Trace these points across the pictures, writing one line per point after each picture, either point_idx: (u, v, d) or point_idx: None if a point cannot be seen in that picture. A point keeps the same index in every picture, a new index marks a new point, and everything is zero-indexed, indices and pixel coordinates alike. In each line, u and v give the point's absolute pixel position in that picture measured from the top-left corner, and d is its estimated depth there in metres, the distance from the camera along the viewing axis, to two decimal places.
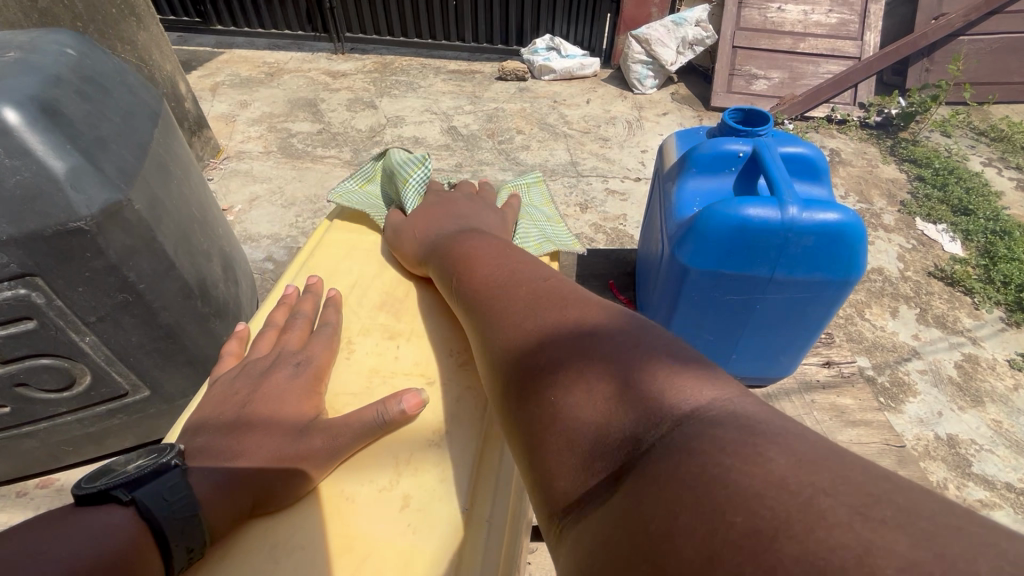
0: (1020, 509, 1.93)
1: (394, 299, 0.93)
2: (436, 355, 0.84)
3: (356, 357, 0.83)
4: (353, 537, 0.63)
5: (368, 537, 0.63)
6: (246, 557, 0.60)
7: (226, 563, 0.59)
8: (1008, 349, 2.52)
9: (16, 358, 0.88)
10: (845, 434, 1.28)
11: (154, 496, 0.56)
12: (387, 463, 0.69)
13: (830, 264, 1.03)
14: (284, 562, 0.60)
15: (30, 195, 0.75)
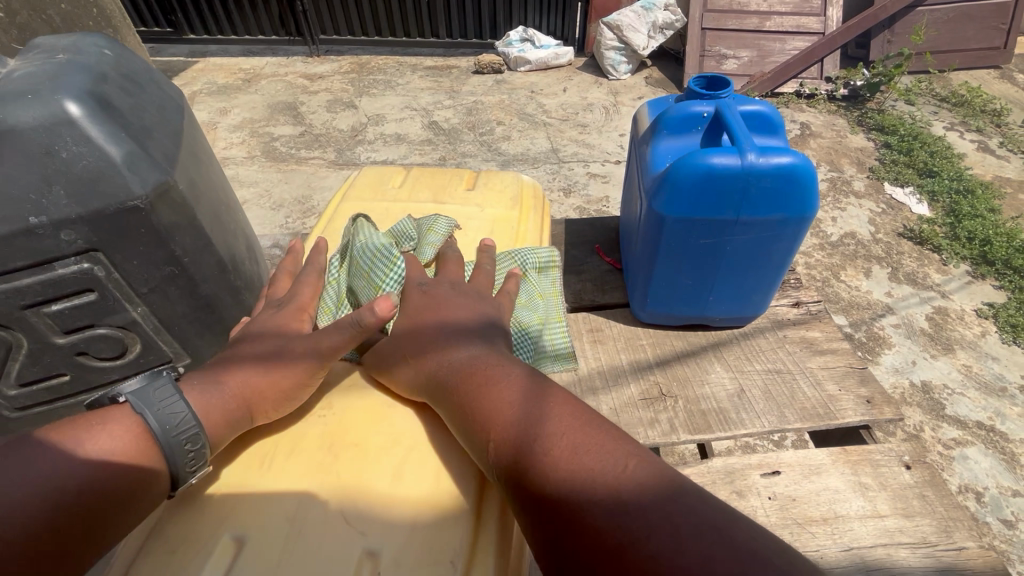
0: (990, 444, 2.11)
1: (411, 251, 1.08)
2: None
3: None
4: (396, 433, 0.79)
5: (407, 432, 0.79)
6: (312, 451, 0.77)
7: (295, 455, 0.76)
8: (975, 300, 2.70)
9: (78, 327, 1.02)
10: (816, 361, 1.42)
11: (141, 398, 0.70)
12: None
13: (787, 203, 1.17)
14: (344, 454, 0.76)
15: (92, 177, 0.87)
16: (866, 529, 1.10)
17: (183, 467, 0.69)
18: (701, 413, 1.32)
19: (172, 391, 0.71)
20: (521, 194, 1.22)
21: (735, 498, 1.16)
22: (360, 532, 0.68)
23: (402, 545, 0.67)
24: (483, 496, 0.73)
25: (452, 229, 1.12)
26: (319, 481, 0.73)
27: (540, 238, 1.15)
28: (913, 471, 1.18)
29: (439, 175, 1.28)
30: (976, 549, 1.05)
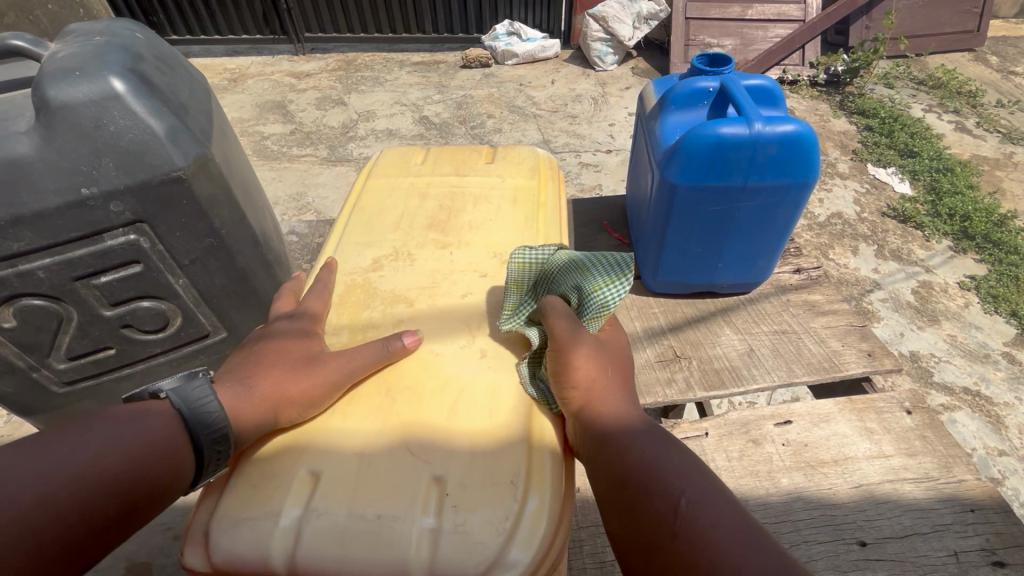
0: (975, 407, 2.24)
1: (439, 221, 1.13)
2: (484, 257, 1.05)
3: (418, 262, 1.04)
4: (446, 379, 0.84)
5: (457, 377, 0.84)
6: (368, 398, 0.82)
7: (356, 403, 0.81)
8: (958, 273, 2.83)
9: (126, 299, 1.08)
10: (818, 321, 1.50)
11: (180, 397, 0.74)
12: (460, 329, 0.92)
13: (791, 168, 1.25)
14: (400, 399, 0.81)
15: (138, 149, 0.92)
16: (874, 467, 1.18)
17: (212, 461, 0.73)
18: (714, 371, 1.40)
19: (210, 392, 0.75)
20: (538, 165, 1.26)
21: (751, 446, 1.23)
22: (425, 461, 0.74)
23: (465, 470, 0.73)
24: (535, 430, 0.78)
25: (476, 198, 1.17)
26: (380, 421, 0.79)
27: (559, 202, 1.20)
28: (914, 415, 1.27)
29: (459, 150, 1.33)
30: (974, 480, 1.15)
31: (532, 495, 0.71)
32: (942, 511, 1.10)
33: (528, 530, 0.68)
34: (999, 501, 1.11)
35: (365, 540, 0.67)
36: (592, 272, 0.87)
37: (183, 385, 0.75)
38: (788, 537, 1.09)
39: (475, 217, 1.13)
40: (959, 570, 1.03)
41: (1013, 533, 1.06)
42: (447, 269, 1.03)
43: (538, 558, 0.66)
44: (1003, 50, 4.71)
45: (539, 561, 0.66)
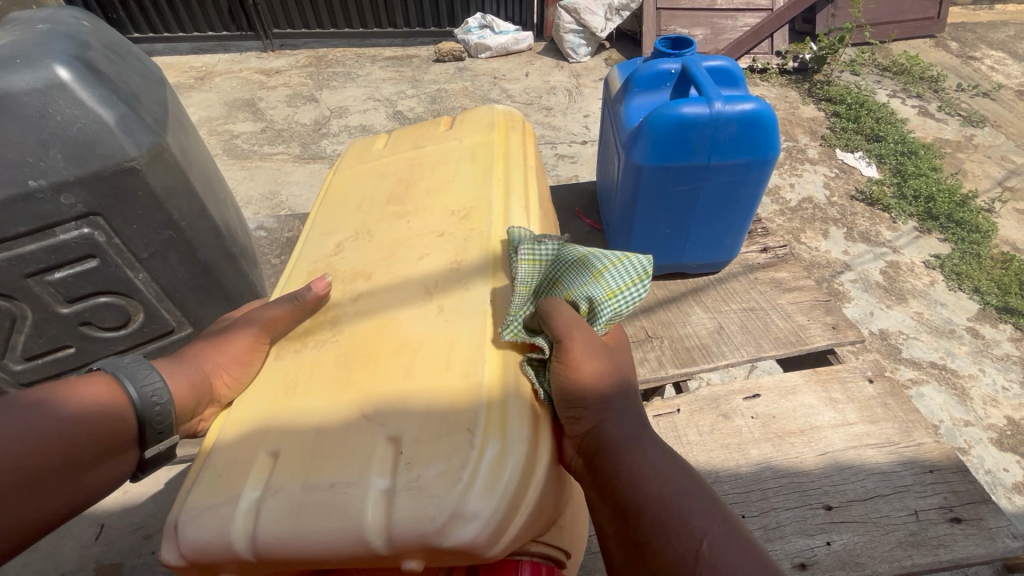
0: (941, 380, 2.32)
1: (398, 194, 1.12)
2: (440, 218, 1.04)
3: (376, 236, 1.04)
4: (404, 340, 0.84)
5: (414, 337, 0.84)
6: (324, 372, 0.83)
7: (313, 378, 0.82)
8: (924, 253, 2.91)
9: (83, 295, 1.05)
10: (785, 298, 1.53)
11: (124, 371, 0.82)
12: (418, 288, 0.91)
13: (752, 147, 1.28)
14: (358, 367, 0.82)
15: (89, 139, 0.89)
16: (837, 435, 1.22)
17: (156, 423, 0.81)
18: (685, 349, 1.42)
19: (145, 364, 0.84)
20: (498, 121, 1.26)
21: (720, 420, 1.26)
22: (382, 425, 0.74)
23: (422, 426, 0.73)
24: (493, 378, 0.77)
25: (435, 165, 1.17)
26: (338, 392, 0.79)
27: (530, 155, 1.24)
28: (875, 384, 1.31)
29: (419, 126, 1.33)
30: (932, 443, 1.19)
31: (491, 442, 0.70)
32: (902, 473, 1.14)
33: (490, 487, 0.67)
34: (956, 461, 1.16)
35: (321, 511, 0.67)
36: (610, 277, 0.82)
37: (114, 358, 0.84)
38: (757, 505, 1.12)
39: (433, 183, 1.12)
40: (918, 528, 1.07)
41: (969, 490, 1.11)
42: (404, 237, 1.02)
43: (504, 514, 0.65)
44: (962, 36, 4.85)
45: (502, 509, 0.65)
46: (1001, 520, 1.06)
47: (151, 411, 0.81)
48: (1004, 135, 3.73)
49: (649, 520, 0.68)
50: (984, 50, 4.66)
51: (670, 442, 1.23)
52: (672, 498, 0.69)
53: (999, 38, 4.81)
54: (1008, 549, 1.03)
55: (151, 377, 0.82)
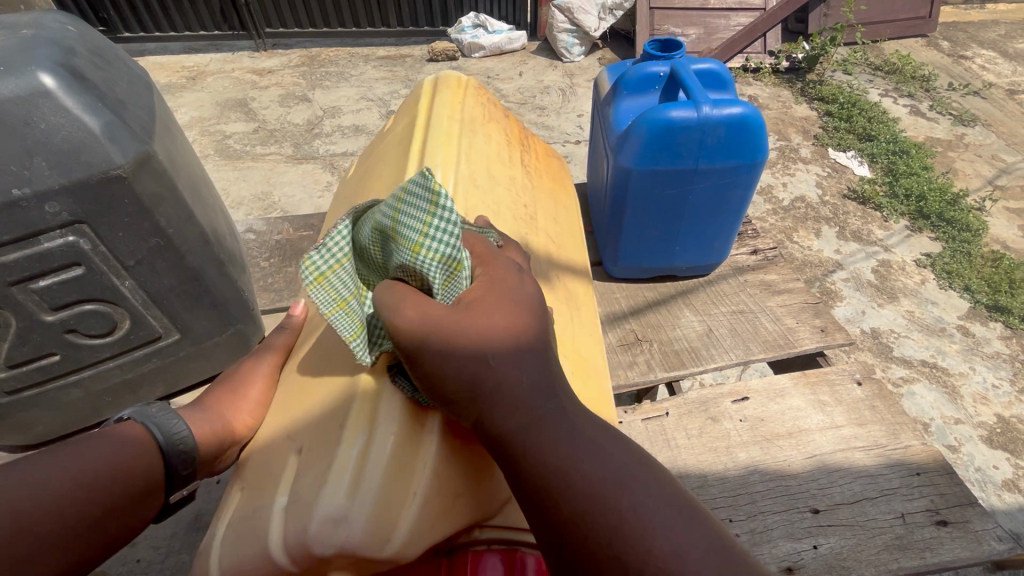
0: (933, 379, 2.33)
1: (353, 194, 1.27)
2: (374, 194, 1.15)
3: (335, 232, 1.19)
4: (317, 360, 0.90)
5: (325, 353, 0.90)
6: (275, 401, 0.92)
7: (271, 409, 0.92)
8: (915, 252, 2.92)
9: (68, 303, 1.04)
10: (774, 300, 1.54)
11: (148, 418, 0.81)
12: None
13: (740, 151, 1.28)
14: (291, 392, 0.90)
15: (73, 147, 0.89)
16: (826, 438, 1.22)
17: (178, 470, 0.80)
18: (675, 352, 1.42)
19: (171, 410, 0.83)
20: (421, 90, 1.37)
21: (709, 423, 1.26)
22: (293, 444, 0.79)
23: (316, 436, 0.77)
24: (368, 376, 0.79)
25: (380, 156, 1.31)
26: (279, 420, 0.87)
27: (457, 109, 1.26)
28: (864, 386, 1.31)
29: (377, 137, 1.50)
30: (919, 445, 1.19)
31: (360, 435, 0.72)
32: (890, 476, 1.15)
33: (356, 484, 0.66)
34: (943, 463, 1.17)
35: (238, 537, 0.71)
36: (403, 230, 0.71)
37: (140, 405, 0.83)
38: (745, 509, 1.12)
39: (375, 171, 1.25)
40: (905, 531, 1.08)
41: (955, 492, 1.12)
42: None
43: (375, 510, 0.65)
44: (953, 35, 4.88)
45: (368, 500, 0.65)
46: (986, 522, 1.07)
47: (175, 452, 0.79)
48: (994, 134, 3.75)
49: (570, 508, 0.59)
50: (975, 49, 4.68)
51: (659, 446, 1.23)
52: (618, 505, 0.59)
53: (989, 38, 4.84)
54: (993, 551, 1.04)
55: (176, 422, 0.81)
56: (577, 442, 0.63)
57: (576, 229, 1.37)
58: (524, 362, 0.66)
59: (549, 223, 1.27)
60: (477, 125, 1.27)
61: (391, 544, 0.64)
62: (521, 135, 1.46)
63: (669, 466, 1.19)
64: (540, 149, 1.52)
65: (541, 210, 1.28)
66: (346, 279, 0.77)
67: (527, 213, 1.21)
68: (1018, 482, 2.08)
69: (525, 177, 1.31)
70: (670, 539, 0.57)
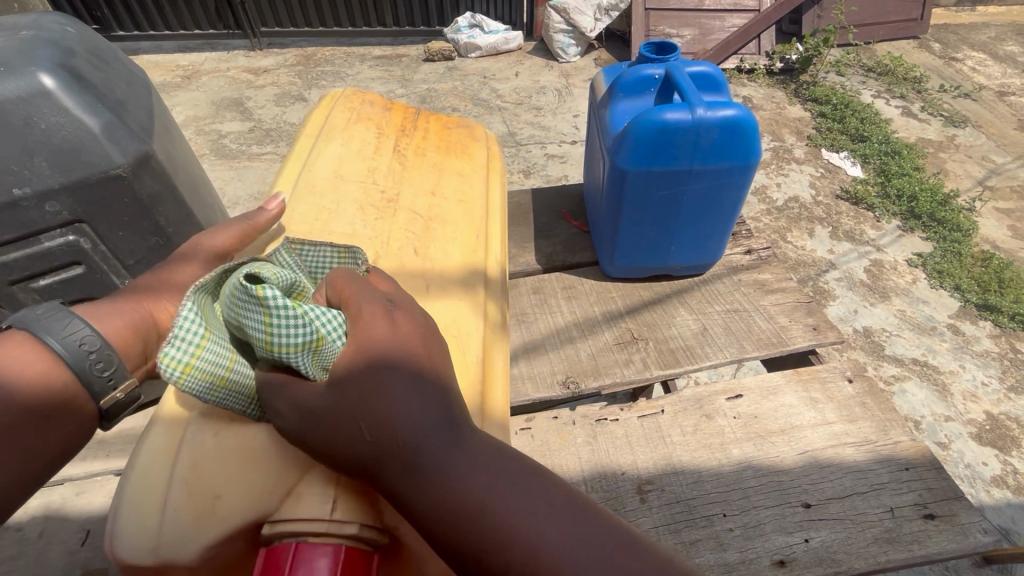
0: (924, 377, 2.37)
1: None
2: None
3: None
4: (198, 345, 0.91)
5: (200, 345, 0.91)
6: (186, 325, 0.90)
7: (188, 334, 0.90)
8: (906, 251, 2.96)
9: (69, 302, 1.05)
10: (767, 299, 1.56)
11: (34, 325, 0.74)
12: None
13: (733, 152, 1.31)
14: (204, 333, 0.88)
15: (73, 147, 0.89)
16: (817, 434, 1.25)
17: (96, 370, 0.74)
18: (670, 350, 1.44)
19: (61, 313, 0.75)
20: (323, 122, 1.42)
21: (704, 420, 1.28)
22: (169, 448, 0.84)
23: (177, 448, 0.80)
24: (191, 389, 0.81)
25: None
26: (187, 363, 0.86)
27: (317, 126, 1.27)
28: (855, 383, 1.34)
29: None
30: (908, 440, 1.22)
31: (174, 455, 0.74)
32: (879, 471, 1.18)
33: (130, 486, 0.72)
34: (931, 458, 1.19)
35: None
36: (250, 326, 0.67)
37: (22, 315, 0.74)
38: (739, 504, 1.14)
39: None
40: (894, 524, 1.11)
41: (942, 487, 1.15)
42: None
43: (172, 524, 0.69)
44: (944, 37, 4.93)
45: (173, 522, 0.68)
46: (973, 516, 1.10)
47: (85, 359, 0.73)
48: (984, 135, 3.80)
49: (476, 534, 0.58)
50: (965, 51, 4.74)
51: (655, 442, 1.25)
52: (523, 537, 0.58)
53: (980, 40, 4.90)
54: (980, 544, 1.06)
55: (67, 327, 0.74)
56: (461, 467, 0.61)
57: (478, 196, 1.24)
58: (408, 394, 0.63)
59: (420, 199, 1.16)
60: (338, 130, 1.26)
61: (159, 548, 0.67)
62: (410, 118, 1.36)
63: (664, 462, 1.22)
64: (438, 123, 1.39)
65: (409, 189, 1.17)
66: (211, 381, 0.69)
67: (385, 198, 1.14)
68: (1006, 478, 2.13)
69: (393, 162, 1.22)
70: (577, 556, 0.56)
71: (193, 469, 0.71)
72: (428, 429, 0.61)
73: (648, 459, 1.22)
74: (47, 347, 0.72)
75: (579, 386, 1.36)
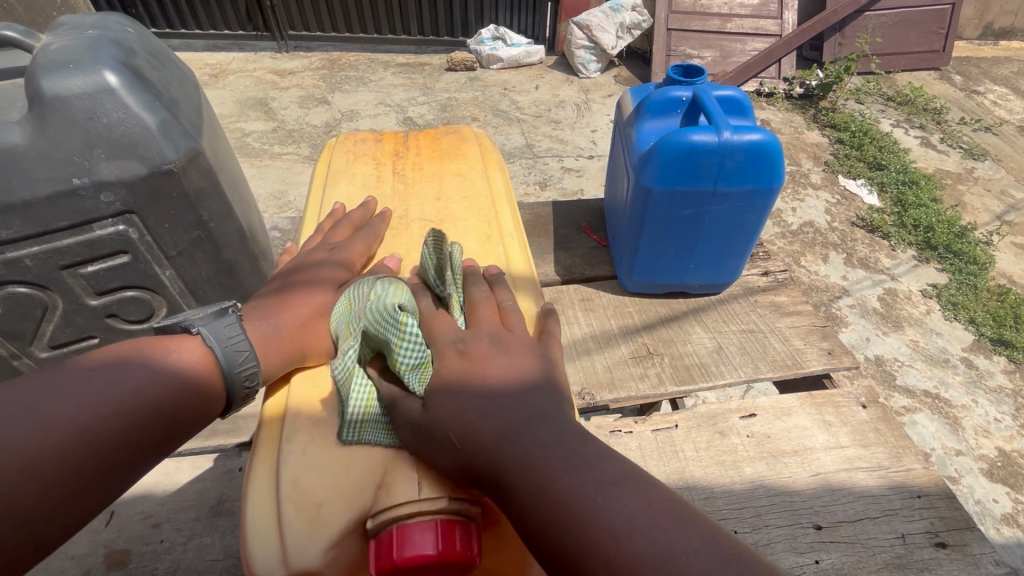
0: (934, 409, 2.36)
1: None
2: None
3: None
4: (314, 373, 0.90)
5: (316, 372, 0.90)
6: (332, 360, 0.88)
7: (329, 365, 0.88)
8: (921, 282, 2.96)
9: (111, 289, 1.10)
10: (783, 321, 1.58)
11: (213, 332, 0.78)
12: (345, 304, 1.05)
13: (756, 175, 1.33)
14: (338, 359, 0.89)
15: (131, 142, 0.93)
16: (830, 457, 1.25)
17: (238, 396, 0.79)
18: (685, 367, 1.46)
19: (239, 327, 0.81)
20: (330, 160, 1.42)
21: (717, 437, 1.30)
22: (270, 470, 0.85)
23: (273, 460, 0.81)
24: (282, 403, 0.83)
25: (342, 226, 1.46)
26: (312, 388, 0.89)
27: (322, 172, 1.31)
28: (869, 410, 1.34)
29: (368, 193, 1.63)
30: (921, 469, 1.23)
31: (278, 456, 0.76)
32: (891, 497, 1.18)
33: (244, 508, 0.72)
34: (944, 488, 1.20)
35: None
36: (383, 335, 0.76)
37: (213, 319, 0.80)
38: (750, 522, 1.15)
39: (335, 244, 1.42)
40: (905, 551, 1.11)
41: (955, 516, 1.15)
42: None
43: (303, 529, 0.69)
44: (966, 69, 4.94)
45: (293, 528, 0.69)
46: (984, 547, 1.10)
47: (239, 382, 0.78)
48: (1004, 169, 3.80)
49: (570, 526, 0.60)
50: (987, 85, 4.75)
51: (667, 457, 1.26)
52: (623, 542, 0.58)
53: (1002, 74, 4.91)
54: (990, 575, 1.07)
55: (244, 351, 0.78)
56: (558, 475, 0.63)
57: (482, 188, 1.23)
58: (488, 401, 0.71)
59: (428, 206, 1.19)
60: (341, 172, 1.29)
61: (289, 562, 0.67)
62: (401, 140, 1.35)
63: (677, 477, 1.23)
64: (427, 136, 1.36)
65: (417, 203, 1.21)
66: (412, 354, 0.76)
67: (395, 215, 1.18)
68: (1017, 516, 2.10)
69: (396, 183, 1.25)
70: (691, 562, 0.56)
71: (294, 484, 0.72)
72: (514, 425, 0.68)
73: (661, 473, 1.24)
74: (213, 347, 0.77)
75: (594, 398, 1.39)
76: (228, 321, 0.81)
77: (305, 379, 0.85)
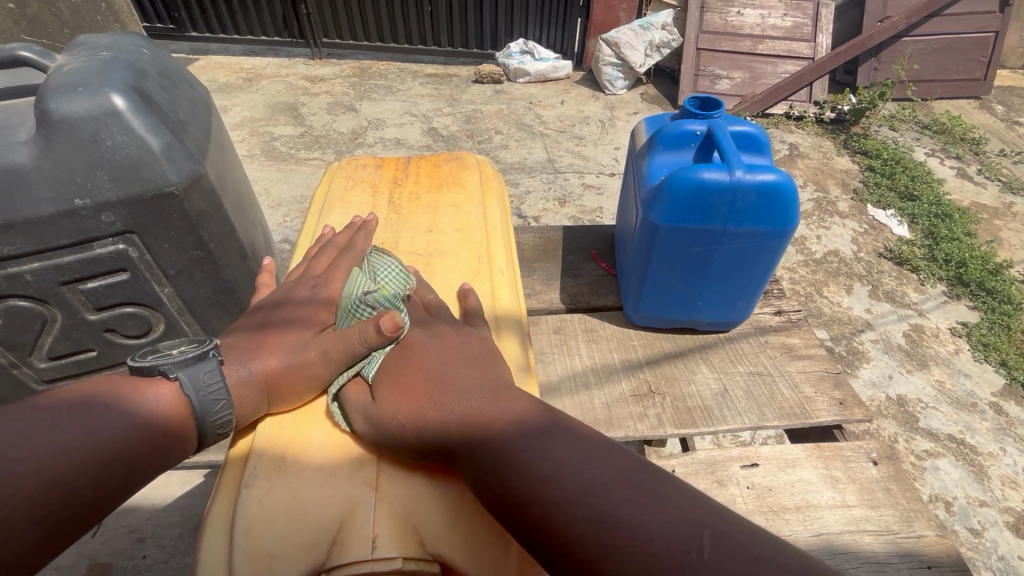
0: (959, 456, 2.24)
1: None
2: None
3: None
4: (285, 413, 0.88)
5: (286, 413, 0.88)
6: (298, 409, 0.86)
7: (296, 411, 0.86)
8: (950, 319, 2.84)
9: (109, 305, 1.11)
10: (794, 364, 1.52)
11: (192, 378, 0.78)
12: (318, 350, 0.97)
13: (769, 218, 1.29)
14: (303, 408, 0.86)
15: (133, 165, 0.95)
16: (834, 516, 1.19)
17: (211, 437, 0.79)
18: (686, 409, 1.41)
19: (218, 376, 0.79)
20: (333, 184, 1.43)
21: (716, 486, 1.25)
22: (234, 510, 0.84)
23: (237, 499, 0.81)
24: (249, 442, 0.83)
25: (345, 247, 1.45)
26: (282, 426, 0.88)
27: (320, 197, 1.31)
28: (879, 466, 1.28)
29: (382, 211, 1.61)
30: (934, 536, 1.15)
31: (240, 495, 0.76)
32: (898, 566, 1.10)
33: (197, 561, 0.72)
34: (957, 559, 1.12)
35: None
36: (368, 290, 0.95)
37: (191, 365, 0.78)
38: None
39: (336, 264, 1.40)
40: None
41: None
42: None
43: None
44: (1008, 99, 4.77)
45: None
46: None
47: (211, 426, 0.78)
48: None
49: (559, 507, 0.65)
50: None
51: None
52: (620, 524, 0.62)
53: None
54: None
55: (219, 405, 0.78)
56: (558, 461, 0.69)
57: (476, 222, 1.22)
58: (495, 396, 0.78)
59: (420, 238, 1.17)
60: (339, 199, 1.29)
61: None
62: (402, 167, 1.36)
63: None
64: (428, 163, 1.37)
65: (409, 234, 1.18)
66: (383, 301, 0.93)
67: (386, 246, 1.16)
68: None
69: (391, 212, 1.24)
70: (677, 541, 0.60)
71: (249, 533, 0.71)
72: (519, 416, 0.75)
73: None
74: (190, 394, 0.77)
75: None
76: (209, 364, 0.80)
77: (273, 420, 0.84)
